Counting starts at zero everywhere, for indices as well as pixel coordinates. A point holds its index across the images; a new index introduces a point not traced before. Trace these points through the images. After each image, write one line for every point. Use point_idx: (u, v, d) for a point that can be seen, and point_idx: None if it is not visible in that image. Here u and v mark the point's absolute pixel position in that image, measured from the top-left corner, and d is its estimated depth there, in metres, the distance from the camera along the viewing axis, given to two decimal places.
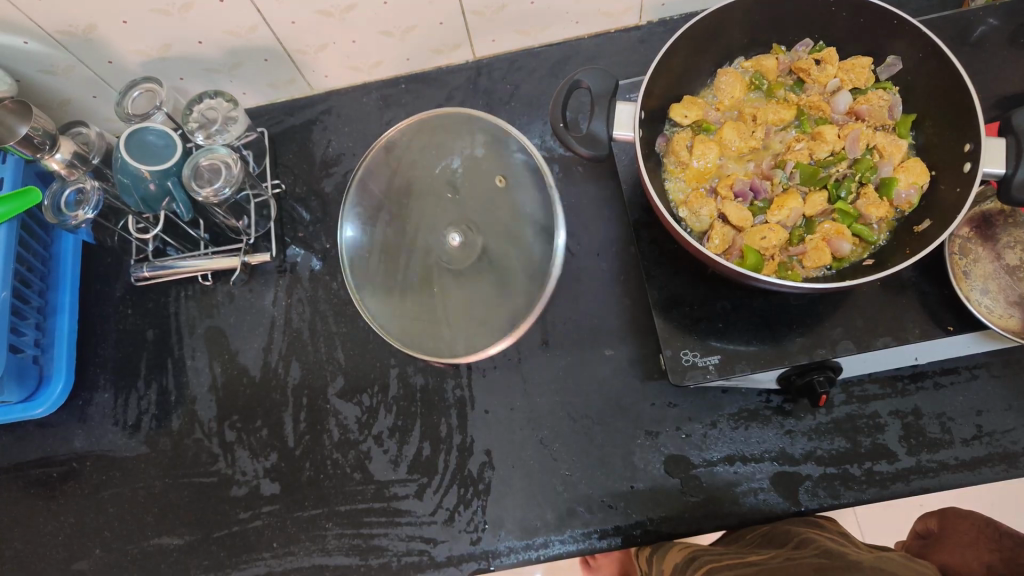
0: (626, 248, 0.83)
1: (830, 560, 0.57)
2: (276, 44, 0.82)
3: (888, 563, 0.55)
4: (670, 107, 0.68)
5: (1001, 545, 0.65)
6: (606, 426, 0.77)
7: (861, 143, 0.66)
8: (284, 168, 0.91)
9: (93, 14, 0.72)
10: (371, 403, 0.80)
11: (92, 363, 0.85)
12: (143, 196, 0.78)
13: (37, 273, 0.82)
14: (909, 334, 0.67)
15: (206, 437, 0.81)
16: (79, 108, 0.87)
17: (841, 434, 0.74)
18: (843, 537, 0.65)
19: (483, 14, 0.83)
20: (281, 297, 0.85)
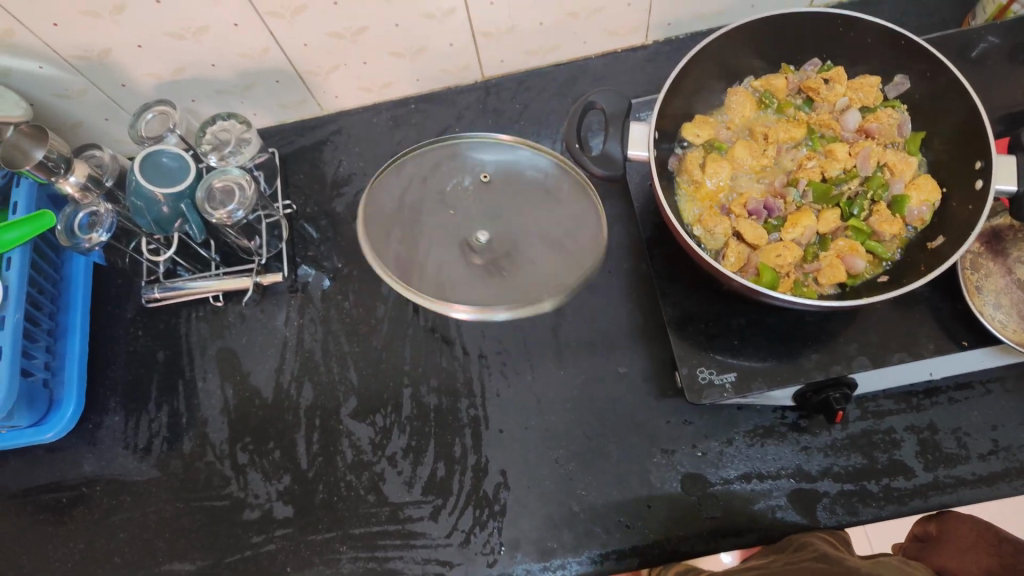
0: (639, 266, 0.83)
1: (827, 564, 0.58)
2: (288, 66, 0.83)
3: (886, 566, 0.56)
4: (682, 127, 0.69)
5: (1002, 552, 0.62)
6: (622, 444, 0.77)
7: (872, 160, 0.66)
8: (295, 188, 0.91)
9: (109, 37, 0.73)
10: (384, 424, 0.80)
11: (102, 386, 0.85)
12: (156, 218, 0.78)
13: (48, 295, 0.82)
14: (923, 350, 0.68)
15: (218, 460, 0.80)
16: (91, 131, 0.87)
17: (857, 450, 0.75)
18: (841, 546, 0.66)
19: (492, 36, 0.84)
20: (293, 317, 0.85)
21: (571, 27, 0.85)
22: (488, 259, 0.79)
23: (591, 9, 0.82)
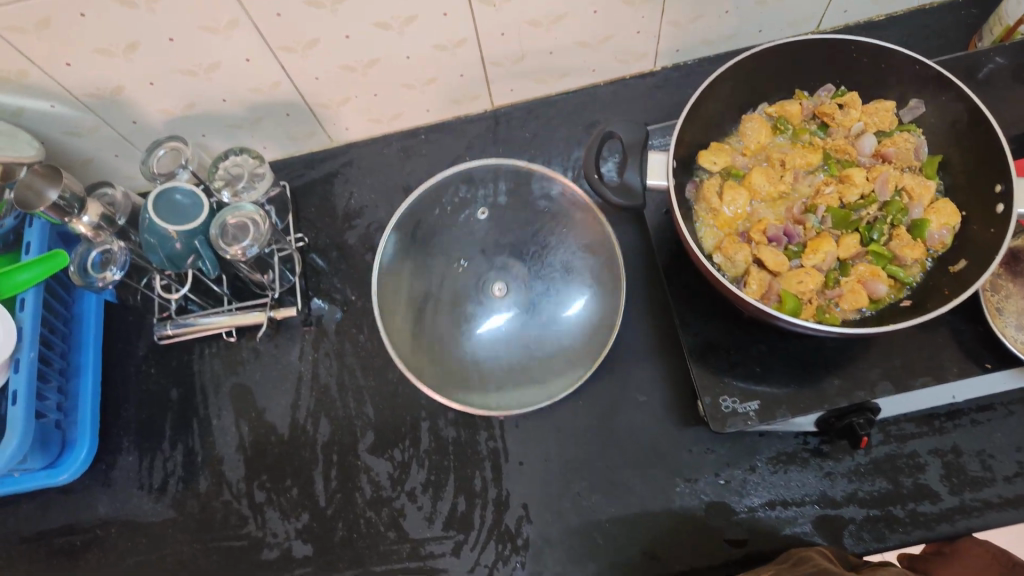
0: (655, 292, 0.83)
1: None
2: (300, 99, 0.82)
3: None
4: (698, 154, 0.69)
5: None
6: (644, 474, 0.76)
7: (890, 185, 0.67)
8: (306, 221, 0.91)
9: (122, 75, 0.73)
10: (402, 458, 0.79)
11: (116, 425, 0.84)
12: (168, 254, 0.78)
13: (59, 335, 0.81)
14: (947, 373, 0.68)
15: (235, 498, 0.79)
16: (101, 167, 0.86)
17: (882, 475, 0.74)
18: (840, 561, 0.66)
19: (502, 66, 0.84)
20: (307, 350, 0.85)
21: (581, 55, 0.85)
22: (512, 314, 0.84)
23: (601, 37, 0.82)
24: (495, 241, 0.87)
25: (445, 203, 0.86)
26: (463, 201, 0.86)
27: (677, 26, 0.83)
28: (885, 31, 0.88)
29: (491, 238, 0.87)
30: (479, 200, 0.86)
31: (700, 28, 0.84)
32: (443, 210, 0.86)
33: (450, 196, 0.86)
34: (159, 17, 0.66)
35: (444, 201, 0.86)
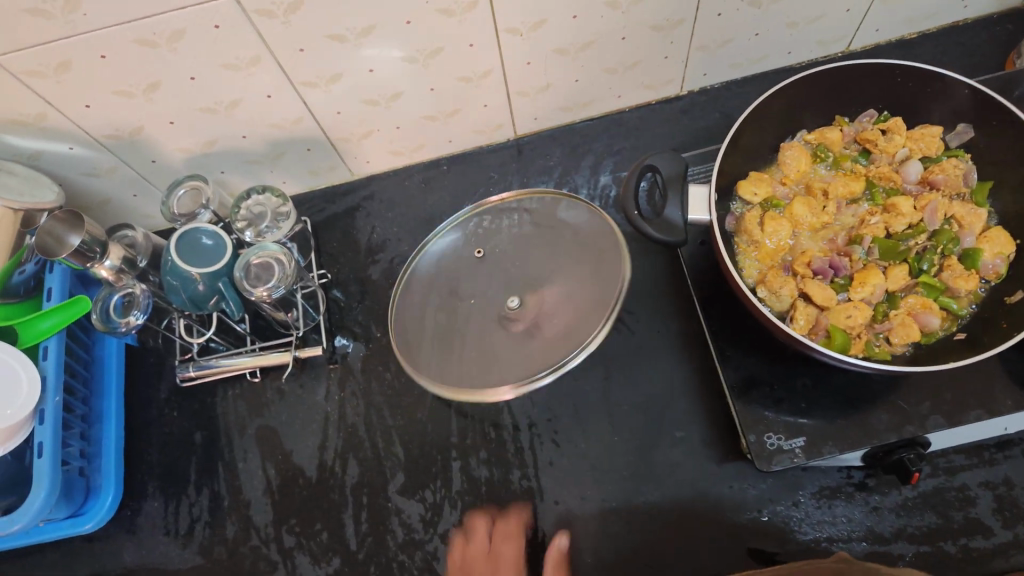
0: (689, 324, 0.81)
1: None
2: (321, 134, 0.81)
3: None
4: (737, 185, 0.67)
5: None
6: (683, 512, 0.73)
7: (940, 214, 0.64)
8: (328, 256, 0.89)
9: (142, 115, 0.71)
10: (434, 500, 0.77)
11: (139, 470, 0.82)
12: (191, 296, 0.76)
13: (81, 379, 0.80)
14: (1001, 405, 0.65)
15: (263, 544, 0.77)
16: (120, 208, 0.85)
17: (931, 509, 0.71)
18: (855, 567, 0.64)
19: (527, 94, 0.82)
20: (333, 390, 0.82)
21: (607, 81, 0.83)
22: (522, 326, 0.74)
23: (628, 64, 0.81)
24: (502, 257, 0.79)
25: (468, 243, 0.80)
26: (486, 236, 0.80)
27: (705, 51, 0.81)
28: (917, 50, 0.86)
29: (501, 255, 0.79)
30: (499, 233, 0.80)
31: (729, 52, 0.82)
32: (466, 249, 0.80)
33: (473, 233, 0.81)
34: (179, 56, 0.64)
35: (466, 242, 0.80)
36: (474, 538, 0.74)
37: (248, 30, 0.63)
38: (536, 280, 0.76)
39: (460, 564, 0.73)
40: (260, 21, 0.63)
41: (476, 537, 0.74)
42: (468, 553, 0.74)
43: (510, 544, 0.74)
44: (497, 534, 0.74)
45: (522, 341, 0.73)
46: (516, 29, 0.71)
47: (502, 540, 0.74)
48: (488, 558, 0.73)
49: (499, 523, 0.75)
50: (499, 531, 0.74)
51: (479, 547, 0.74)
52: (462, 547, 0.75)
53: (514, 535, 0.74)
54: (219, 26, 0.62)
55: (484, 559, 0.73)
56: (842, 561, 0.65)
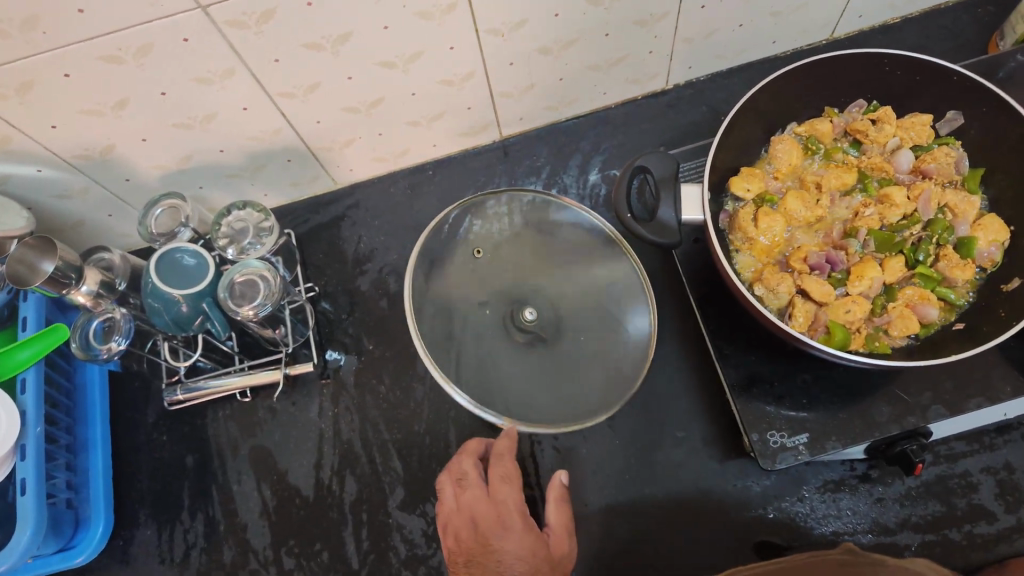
0: (685, 322, 0.80)
1: None
2: (301, 144, 0.78)
3: None
4: (730, 181, 0.66)
5: None
6: (688, 514, 0.73)
7: (933, 203, 0.65)
8: (315, 268, 0.87)
9: (112, 134, 0.68)
10: (436, 513, 0.75)
11: (130, 498, 0.79)
12: (174, 318, 0.74)
13: (64, 407, 0.77)
14: (1001, 392, 0.65)
15: (263, 567, 0.75)
16: (94, 228, 0.82)
17: (933, 497, 0.71)
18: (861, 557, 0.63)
19: (511, 95, 0.80)
20: (327, 407, 0.81)
21: (592, 79, 0.82)
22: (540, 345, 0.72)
23: (613, 60, 0.79)
24: (510, 267, 0.76)
25: (464, 244, 0.76)
26: (479, 239, 0.76)
27: (690, 44, 0.80)
28: (901, 33, 0.86)
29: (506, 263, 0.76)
30: (494, 234, 0.77)
31: (714, 44, 0.81)
32: (460, 250, 0.76)
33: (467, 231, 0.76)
34: (148, 71, 0.62)
35: (460, 244, 0.76)
36: (469, 482, 0.66)
37: (220, 41, 0.61)
38: (549, 298, 0.76)
39: (457, 505, 0.66)
40: (231, 32, 0.60)
41: (471, 481, 0.67)
42: (464, 493, 0.66)
43: (509, 486, 0.65)
44: (494, 478, 0.66)
45: (541, 362, 0.72)
46: (497, 29, 0.69)
47: (501, 482, 0.66)
48: (488, 497, 0.65)
49: (495, 463, 0.67)
50: (494, 474, 0.66)
51: (476, 490, 0.66)
52: (455, 492, 0.67)
53: (511, 477, 0.66)
54: (189, 39, 0.60)
55: (485, 499, 0.65)
56: (847, 552, 0.65)
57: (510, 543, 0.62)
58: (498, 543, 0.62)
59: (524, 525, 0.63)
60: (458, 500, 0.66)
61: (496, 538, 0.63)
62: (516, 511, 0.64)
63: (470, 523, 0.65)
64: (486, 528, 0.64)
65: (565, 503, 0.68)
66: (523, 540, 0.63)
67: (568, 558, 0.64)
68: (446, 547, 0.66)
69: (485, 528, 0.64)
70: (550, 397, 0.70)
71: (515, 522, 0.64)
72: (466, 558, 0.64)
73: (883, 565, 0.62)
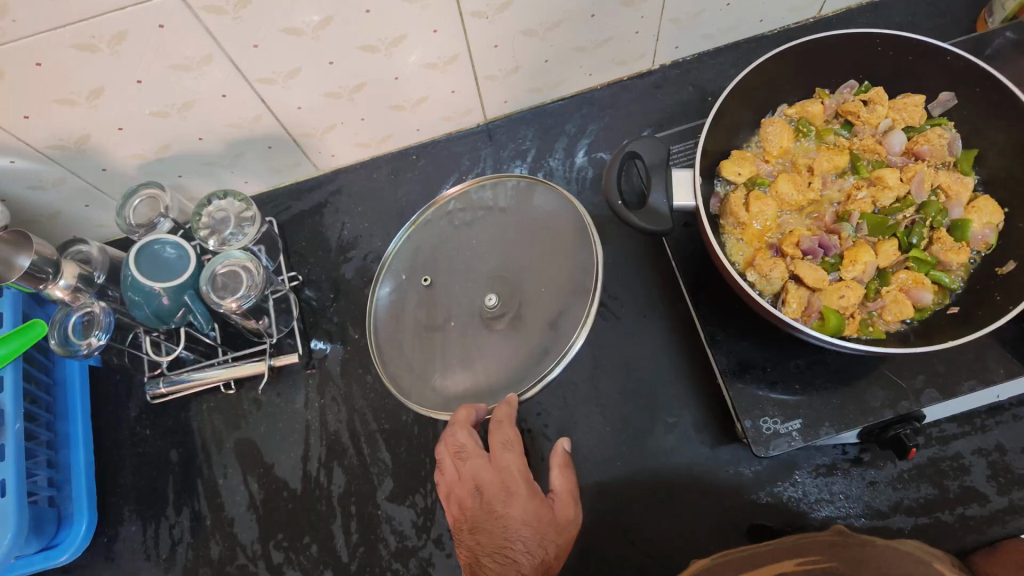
0: (675, 306, 0.79)
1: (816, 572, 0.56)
2: (281, 130, 0.76)
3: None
4: (720, 165, 0.65)
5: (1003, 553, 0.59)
6: (680, 500, 0.72)
7: (926, 185, 0.64)
8: (298, 257, 0.85)
9: (88, 123, 0.66)
10: (426, 504, 0.74)
11: (114, 494, 0.78)
12: (155, 311, 0.72)
13: (43, 404, 0.75)
14: (994, 375, 0.64)
15: (251, 562, 0.74)
16: (71, 220, 0.80)
17: (926, 480, 0.70)
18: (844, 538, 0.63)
19: (495, 78, 0.79)
20: (313, 397, 0.79)
21: (578, 60, 0.80)
22: (504, 323, 0.69)
23: (599, 41, 0.78)
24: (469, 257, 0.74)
25: (416, 271, 0.75)
26: (434, 258, 0.75)
27: (677, 24, 0.78)
28: (889, 11, 0.85)
29: (461, 259, 0.74)
30: (448, 242, 0.75)
31: (700, 23, 0.80)
32: (416, 273, 0.75)
33: (417, 254, 0.76)
34: (122, 59, 0.60)
35: (416, 270, 0.75)
36: (468, 454, 0.65)
37: (196, 28, 0.59)
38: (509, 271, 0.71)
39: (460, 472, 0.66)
40: (208, 18, 0.58)
41: (470, 452, 0.65)
42: (465, 465, 0.65)
43: (511, 451, 0.65)
44: (494, 443, 0.65)
45: (504, 340, 0.68)
46: (481, 12, 0.67)
47: (504, 449, 0.65)
48: (492, 463, 0.65)
49: (496, 430, 0.65)
50: (498, 441, 0.65)
51: (477, 459, 0.65)
52: (456, 462, 0.66)
53: (513, 443, 0.65)
54: (165, 26, 0.58)
55: (487, 467, 0.65)
56: (838, 534, 0.64)
57: (514, 508, 0.62)
58: (503, 510, 0.63)
59: (529, 492, 0.63)
60: (460, 470, 0.66)
61: (500, 505, 0.63)
62: (521, 477, 0.64)
63: (476, 490, 0.65)
64: (491, 495, 0.64)
65: (569, 468, 0.68)
66: (528, 505, 0.62)
67: (575, 522, 0.64)
68: (451, 514, 0.66)
69: (489, 494, 0.64)
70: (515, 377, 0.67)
71: (519, 486, 0.64)
72: (471, 524, 0.63)
73: (874, 546, 0.61)
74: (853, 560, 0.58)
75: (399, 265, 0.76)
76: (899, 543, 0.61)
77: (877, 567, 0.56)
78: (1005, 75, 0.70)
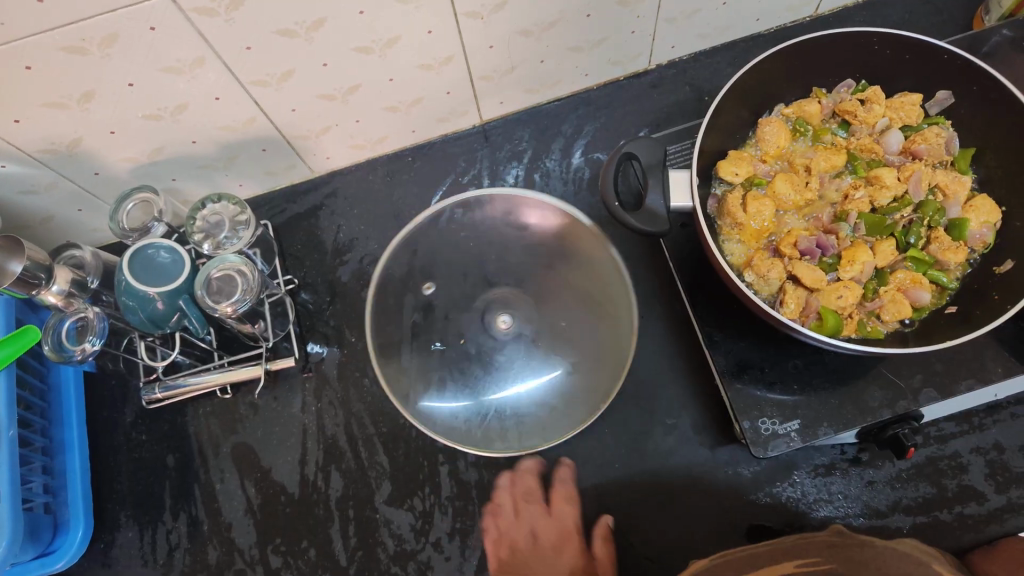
0: (672, 307, 0.79)
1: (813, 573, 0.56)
2: (275, 132, 0.76)
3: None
4: (717, 166, 0.65)
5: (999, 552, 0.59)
6: (679, 501, 0.72)
7: (924, 184, 0.64)
8: (293, 259, 0.85)
9: (79, 126, 0.65)
10: (424, 507, 0.74)
11: (110, 500, 0.78)
12: (150, 316, 0.71)
13: (37, 410, 0.75)
14: (992, 374, 0.64)
15: (249, 566, 0.74)
16: (64, 223, 0.79)
17: (925, 479, 0.70)
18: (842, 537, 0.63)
19: (491, 79, 0.78)
20: (310, 401, 0.79)
21: (574, 60, 0.80)
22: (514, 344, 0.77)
23: (596, 41, 0.77)
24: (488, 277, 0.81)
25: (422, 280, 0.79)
26: (444, 264, 0.80)
27: (673, 23, 0.78)
28: (885, 9, 0.84)
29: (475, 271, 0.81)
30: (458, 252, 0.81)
31: (697, 22, 0.79)
32: (422, 281, 0.79)
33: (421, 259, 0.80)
34: (113, 62, 0.59)
35: (417, 277, 0.79)
36: (531, 498, 0.72)
37: (188, 30, 0.58)
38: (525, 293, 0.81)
39: (519, 517, 0.72)
40: (200, 21, 0.58)
41: (533, 498, 0.73)
42: (526, 511, 0.72)
43: (572, 506, 0.72)
44: (556, 497, 0.72)
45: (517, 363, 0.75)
46: (476, 12, 0.67)
47: (564, 502, 0.72)
48: (552, 515, 0.72)
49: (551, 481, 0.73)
50: (558, 493, 0.73)
51: (537, 506, 0.72)
52: (518, 506, 0.73)
53: (574, 496, 0.73)
54: (156, 28, 0.57)
55: (545, 517, 0.72)
56: (837, 534, 0.64)
57: (561, 560, 0.69)
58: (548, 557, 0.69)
59: (575, 547, 0.70)
60: (519, 515, 0.72)
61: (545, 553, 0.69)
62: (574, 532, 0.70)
63: (530, 536, 0.71)
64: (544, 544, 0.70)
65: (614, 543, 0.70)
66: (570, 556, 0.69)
67: None
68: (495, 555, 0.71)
69: (542, 543, 0.70)
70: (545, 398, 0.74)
71: (569, 540, 0.70)
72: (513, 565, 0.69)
73: (873, 547, 0.60)
74: (851, 561, 0.58)
75: (394, 272, 0.79)
76: (896, 542, 0.61)
77: (875, 569, 0.56)
78: (1002, 73, 0.70)
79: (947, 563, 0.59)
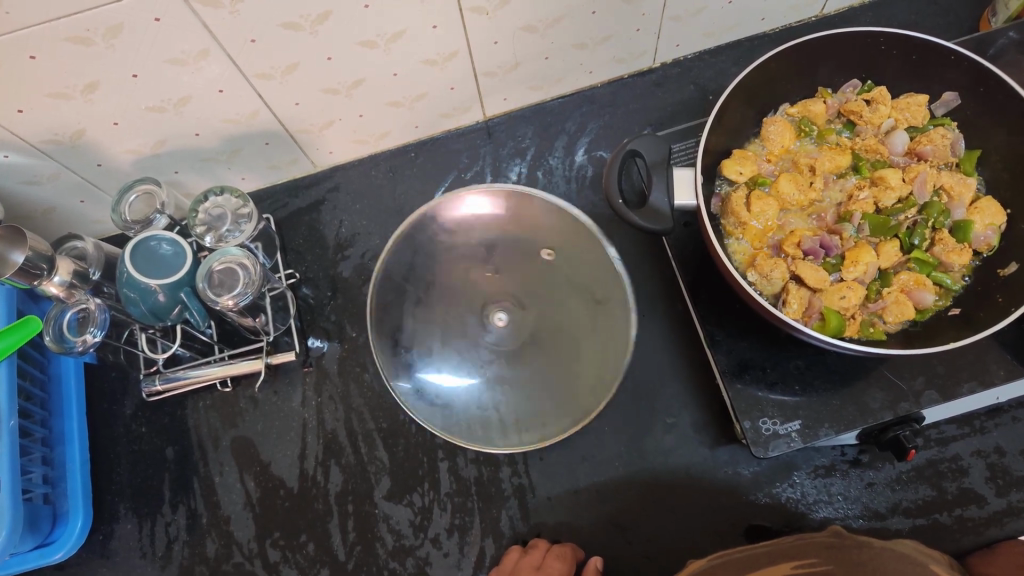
0: (673, 305, 0.79)
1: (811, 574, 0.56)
2: (278, 125, 0.75)
3: None
4: (722, 164, 0.64)
5: None
6: (678, 500, 0.72)
7: (928, 186, 0.63)
8: (295, 254, 0.84)
9: (83, 116, 0.65)
10: (423, 503, 0.74)
11: (110, 492, 0.78)
12: (152, 308, 0.72)
13: (37, 401, 0.75)
14: (995, 377, 0.64)
15: (247, 560, 0.74)
16: (66, 215, 0.79)
17: (925, 482, 0.70)
18: (841, 536, 0.63)
19: (495, 75, 0.78)
20: (310, 396, 0.79)
21: (578, 57, 0.79)
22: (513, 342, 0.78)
23: (600, 38, 0.77)
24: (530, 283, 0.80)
25: (534, 243, 0.80)
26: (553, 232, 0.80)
27: (678, 21, 0.78)
28: (891, 9, 0.84)
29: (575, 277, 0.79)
30: (578, 237, 0.79)
31: (702, 21, 0.79)
32: (535, 246, 0.80)
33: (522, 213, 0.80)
34: (117, 53, 0.59)
35: (529, 245, 0.80)
36: (533, 549, 0.68)
37: (193, 22, 0.58)
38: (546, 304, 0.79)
39: (512, 571, 0.67)
40: (205, 12, 0.58)
41: (534, 550, 0.68)
42: (524, 559, 0.67)
43: (563, 564, 0.66)
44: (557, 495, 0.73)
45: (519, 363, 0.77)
46: (482, 7, 0.67)
47: (557, 558, 0.66)
48: (538, 569, 0.65)
49: (553, 547, 0.68)
50: (556, 550, 0.67)
51: (534, 556, 0.67)
52: (518, 556, 0.68)
53: (569, 560, 0.66)
54: (161, 19, 0.57)
55: (535, 569, 0.66)
56: (835, 533, 0.63)
57: None
58: None
59: None
60: (516, 564, 0.67)
61: None
62: None
63: None
64: None
65: None
66: None
67: None
68: None
69: None
70: (546, 366, 0.76)
71: None
72: None
73: (871, 547, 0.60)
74: (848, 562, 0.58)
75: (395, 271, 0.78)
76: (893, 543, 0.61)
77: (872, 572, 0.56)
78: (1009, 75, 0.70)
79: (948, 564, 0.59)
